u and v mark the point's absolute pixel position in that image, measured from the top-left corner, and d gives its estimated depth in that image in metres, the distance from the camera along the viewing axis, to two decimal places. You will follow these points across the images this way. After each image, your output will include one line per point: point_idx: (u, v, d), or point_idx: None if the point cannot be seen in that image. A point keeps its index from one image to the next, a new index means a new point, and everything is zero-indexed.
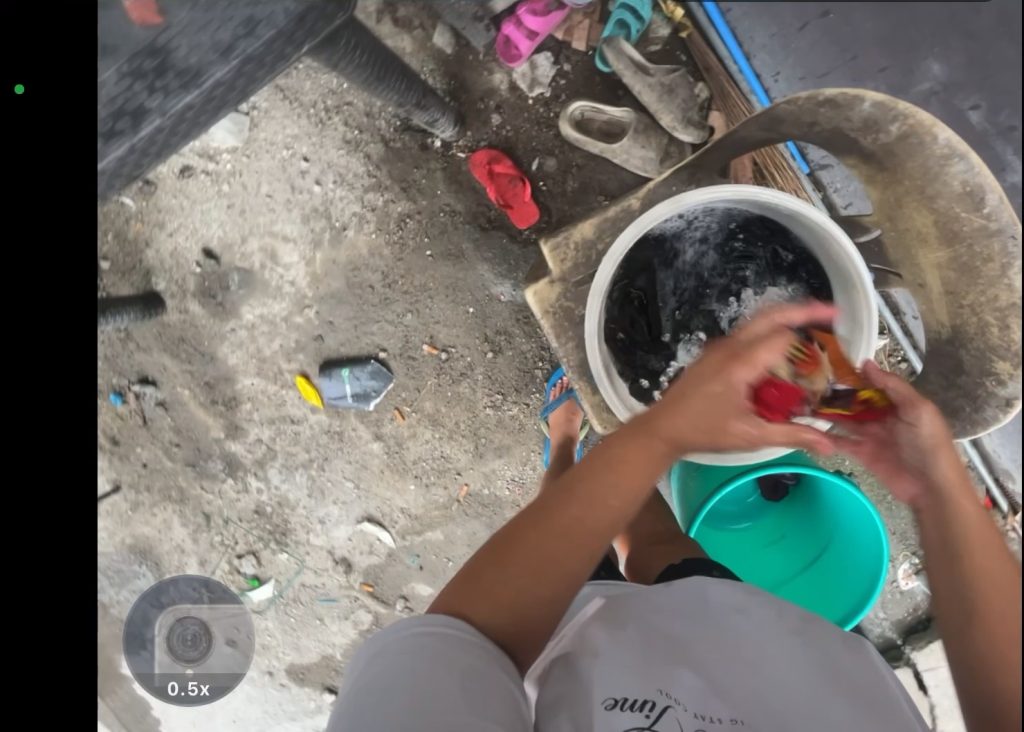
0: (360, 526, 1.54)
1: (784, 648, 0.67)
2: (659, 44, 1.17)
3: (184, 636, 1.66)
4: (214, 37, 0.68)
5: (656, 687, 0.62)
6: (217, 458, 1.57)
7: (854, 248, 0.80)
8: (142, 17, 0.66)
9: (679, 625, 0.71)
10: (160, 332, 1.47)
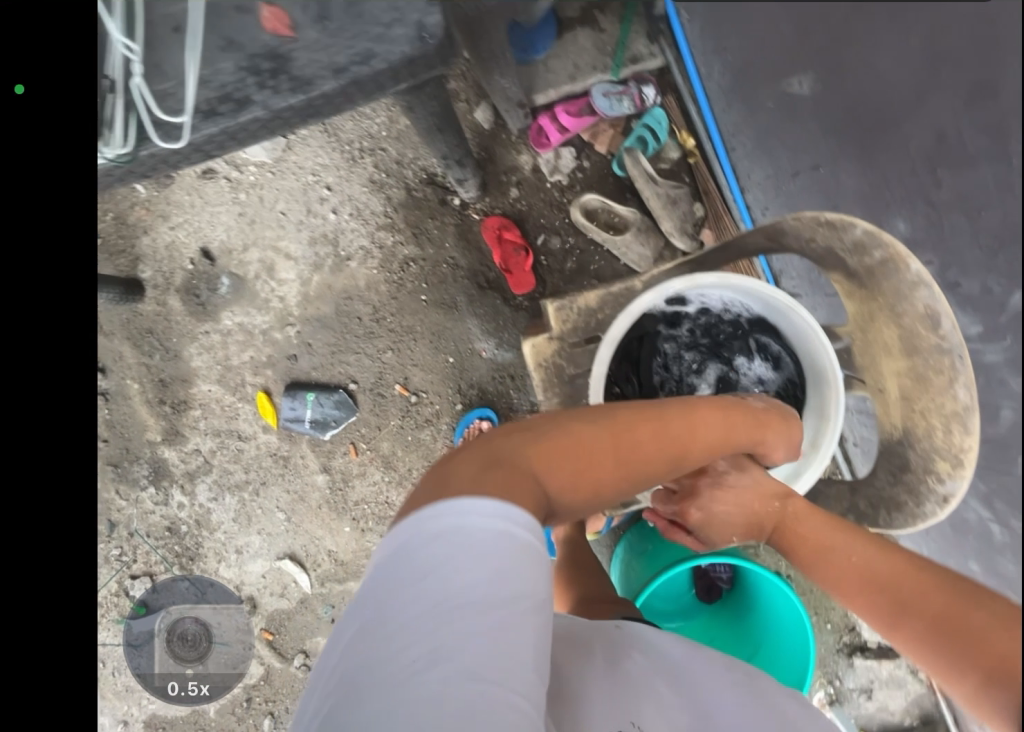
0: (279, 563, 1.41)
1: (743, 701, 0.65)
2: (669, 163, 1.37)
3: (184, 638, 1.44)
4: (331, 55, 0.70)
5: (631, 720, 0.58)
6: (144, 462, 1.46)
7: (831, 350, 0.89)
8: (274, 28, 0.70)
9: (640, 667, 0.66)
10: (128, 320, 1.43)
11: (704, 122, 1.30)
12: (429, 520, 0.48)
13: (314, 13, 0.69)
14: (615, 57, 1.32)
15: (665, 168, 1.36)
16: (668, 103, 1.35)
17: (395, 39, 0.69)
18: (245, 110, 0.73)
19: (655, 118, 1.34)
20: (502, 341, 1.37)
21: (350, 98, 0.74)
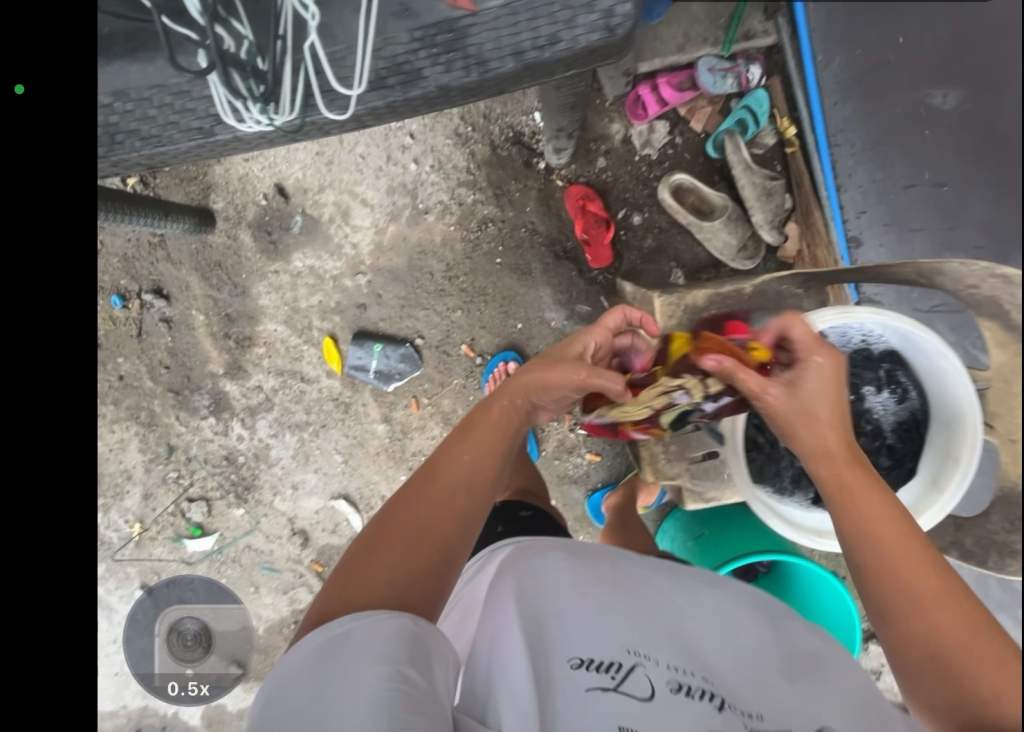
0: (334, 503, 1.47)
1: (752, 628, 0.69)
2: (763, 149, 1.34)
3: (185, 636, 1.55)
4: (518, 39, 0.68)
5: (627, 648, 0.62)
6: (205, 392, 1.48)
7: (973, 397, 0.86)
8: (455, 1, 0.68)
9: (638, 599, 0.70)
10: (198, 251, 1.43)
11: (809, 110, 1.24)
12: (287, 661, 0.55)
13: None
14: (728, 30, 1.26)
15: (757, 154, 1.33)
16: (772, 85, 1.30)
17: (580, 28, 0.68)
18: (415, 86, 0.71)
19: (757, 99, 1.29)
20: (573, 313, 1.37)
21: (518, 83, 0.73)
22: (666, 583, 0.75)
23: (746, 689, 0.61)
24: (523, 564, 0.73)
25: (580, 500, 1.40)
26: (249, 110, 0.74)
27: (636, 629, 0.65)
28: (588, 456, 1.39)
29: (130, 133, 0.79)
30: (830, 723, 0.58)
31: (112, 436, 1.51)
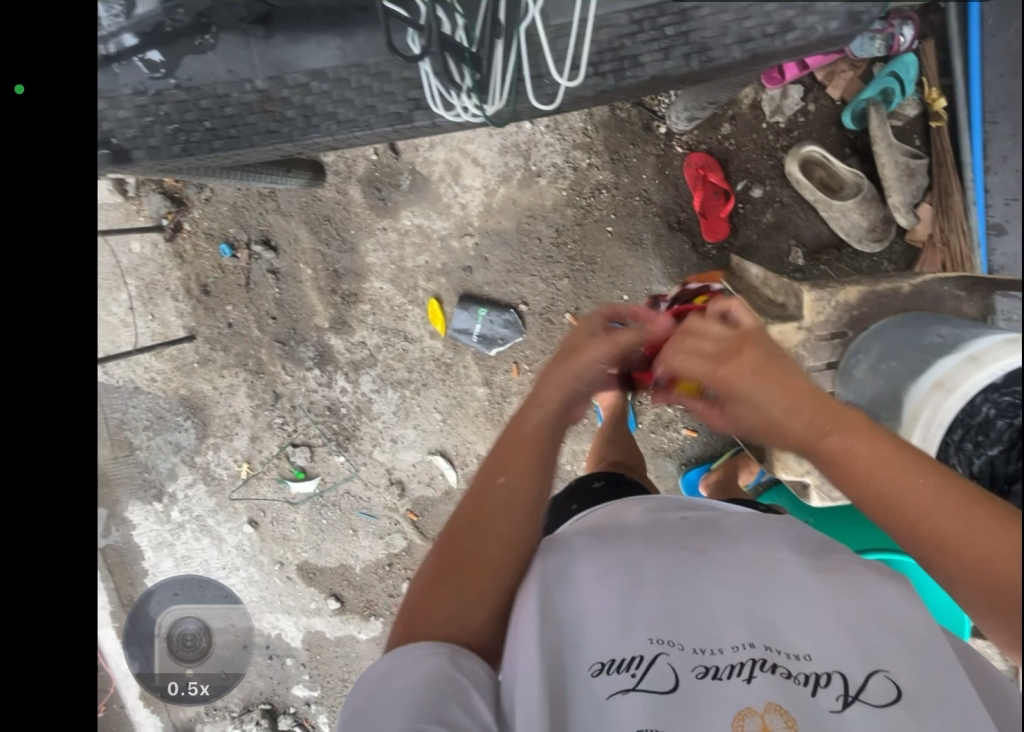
0: (431, 457, 1.54)
1: (808, 579, 0.64)
2: (904, 120, 1.24)
3: (184, 637, 1.75)
4: (743, 26, 0.76)
5: (649, 637, 0.61)
6: (310, 344, 1.51)
7: None
8: None
9: (662, 567, 0.68)
10: (308, 204, 1.42)
11: (966, 82, 1.12)
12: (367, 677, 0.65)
13: None
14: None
15: (896, 126, 1.24)
16: (924, 48, 1.19)
17: (814, 15, 0.75)
18: (629, 71, 0.80)
19: (905, 65, 1.17)
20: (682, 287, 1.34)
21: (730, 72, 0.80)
22: (691, 539, 0.73)
23: (788, 627, 0.60)
24: (549, 562, 0.72)
25: (672, 473, 1.42)
26: (463, 100, 0.81)
27: (651, 609, 0.63)
28: (683, 431, 1.40)
29: (327, 116, 0.85)
30: (891, 667, 0.55)
31: (219, 381, 1.57)
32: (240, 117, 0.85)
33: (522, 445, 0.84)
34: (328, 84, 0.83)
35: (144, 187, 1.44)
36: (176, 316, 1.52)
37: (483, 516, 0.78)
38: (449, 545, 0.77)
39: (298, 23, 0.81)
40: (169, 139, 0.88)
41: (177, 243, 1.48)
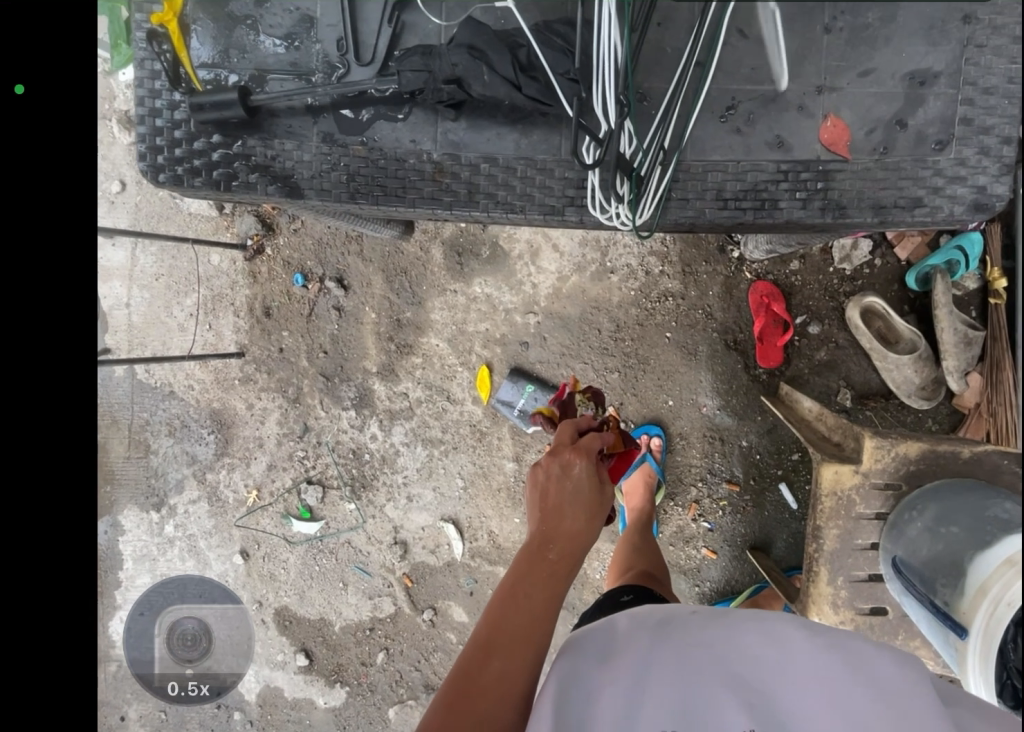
0: (442, 523, 1.51)
1: (812, 667, 0.63)
2: (962, 290, 1.28)
3: (185, 637, 1.64)
4: (880, 196, 0.78)
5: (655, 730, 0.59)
6: (353, 384, 1.53)
7: None
8: (830, 140, 0.78)
9: (673, 658, 0.66)
10: (389, 254, 1.49)
11: None
12: None
13: (878, 142, 0.78)
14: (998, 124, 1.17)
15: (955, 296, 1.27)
16: (992, 229, 1.22)
17: (946, 196, 0.77)
18: (767, 212, 0.79)
19: (972, 242, 1.21)
20: (727, 404, 1.36)
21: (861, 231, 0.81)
22: (687, 629, 0.71)
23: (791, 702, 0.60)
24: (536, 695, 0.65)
25: (684, 592, 1.39)
26: (617, 207, 0.77)
27: (659, 702, 0.61)
28: (703, 550, 1.38)
29: (488, 195, 0.80)
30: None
31: (254, 403, 1.57)
32: (411, 181, 0.80)
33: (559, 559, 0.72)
34: (497, 168, 0.80)
35: (241, 208, 1.51)
36: (231, 332, 1.55)
37: (511, 611, 0.67)
38: (476, 662, 0.63)
39: (484, 111, 0.79)
40: (345, 184, 0.80)
41: (254, 264, 1.53)
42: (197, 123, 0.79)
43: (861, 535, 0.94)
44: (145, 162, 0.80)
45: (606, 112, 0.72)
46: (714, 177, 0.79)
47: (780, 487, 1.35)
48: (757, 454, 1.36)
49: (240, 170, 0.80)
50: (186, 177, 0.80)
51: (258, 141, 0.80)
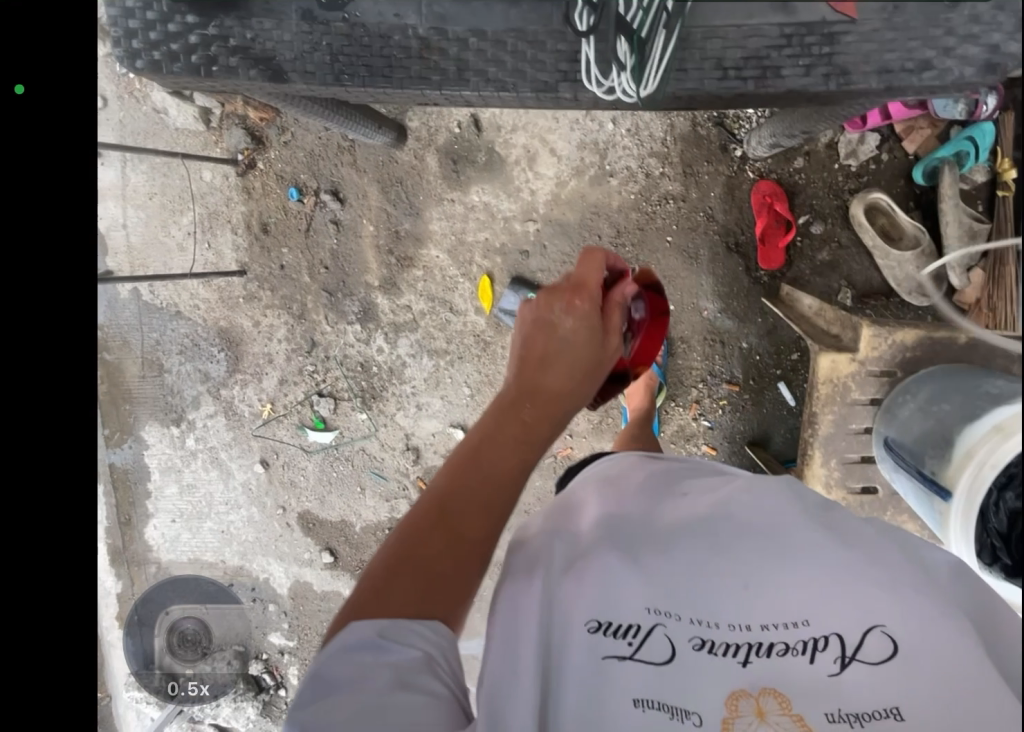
0: (451, 429, 1.57)
1: (820, 556, 0.61)
2: (970, 185, 1.24)
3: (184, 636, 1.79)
4: (885, 57, 0.73)
5: (648, 606, 0.60)
6: (356, 299, 1.54)
7: None
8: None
9: (672, 536, 0.67)
10: (383, 163, 1.45)
11: None
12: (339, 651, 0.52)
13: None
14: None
15: (963, 190, 1.24)
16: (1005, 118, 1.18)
17: (956, 57, 0.71)
18: (769, 82, 0.75)
19: (983, 131, 1.16)
20: (728, 307, 1.36)
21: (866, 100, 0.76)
22: (675, 511, 0.71)
23: (805, 592, 0.59)
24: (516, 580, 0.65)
25: None
26: (619, 76, 0.75)
27: (646, 579, 0.62)
28: (703, 448, 1.43)
29: (479, 72, 0.77)
30: (885, 623, 0.55)
31: (261, 321, 1.59)
32: (398, 59, 0.77)
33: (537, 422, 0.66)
34: (486, 43, 0.76)
35: (227, 119, 1.45)
36: (231, 250, 1.54)
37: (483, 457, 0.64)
38: (439, 507, 0.62)
39: None
40: (329, 65, 0.77)
41: (247, 179, 1.49)
42: (172, 2, 0.75)
43: (854, 420, 0.98)
44: (121, 48, 0.77)
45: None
46: (713, 47, 0.74)
47: (778, 385, 1.38)
48: (757, 355, 1.38)
49: (219, 51, 0.77)
50: (164, 62, 0.77)
51: (235, 20, 0.76)
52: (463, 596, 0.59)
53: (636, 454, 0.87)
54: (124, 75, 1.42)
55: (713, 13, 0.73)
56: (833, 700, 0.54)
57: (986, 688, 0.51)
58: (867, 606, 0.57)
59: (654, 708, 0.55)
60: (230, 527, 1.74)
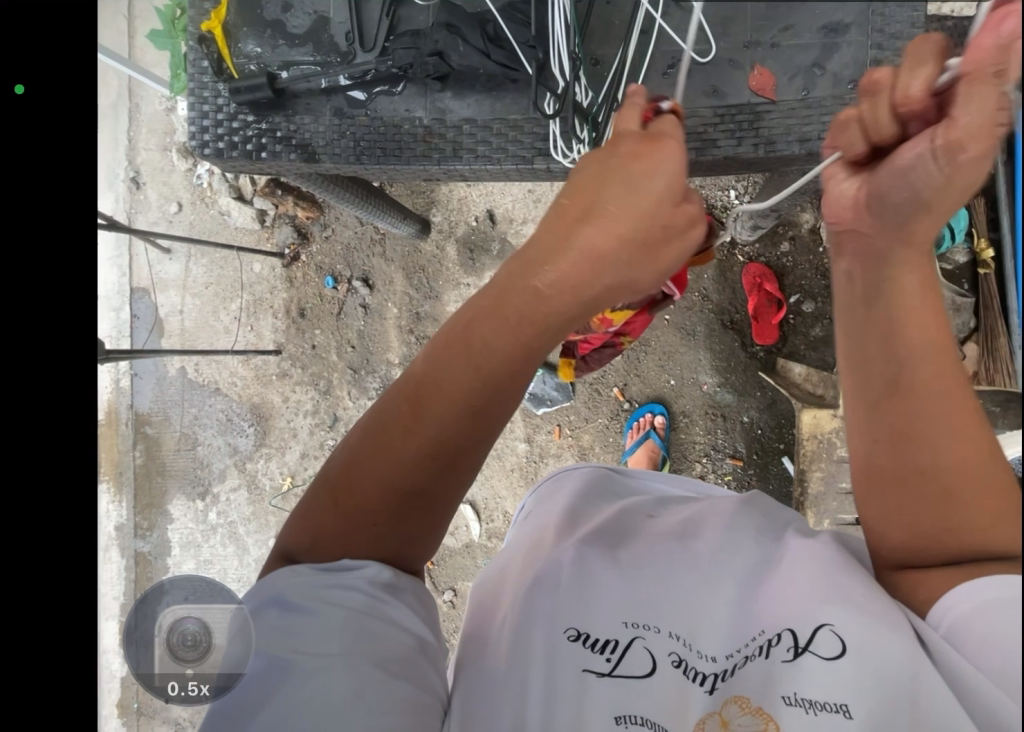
0: (459, 505, 1.56)
1: (781, 566, 0.63)
2: (953, 265, 1.29)
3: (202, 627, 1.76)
4: (805, 130, 0.85)
5: (624, 621, 0.62)
6: (377, 375, 1.66)
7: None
8: (758, 84, 0.86)
9: (646, 547, 0.68)
10: (409, 254, 1.63)
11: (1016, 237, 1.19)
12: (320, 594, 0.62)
13: (799, 86, 0.85)
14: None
15: (945, 269, 1.29)
16: (975, 206, 1.25)
17: None
18: (707, 150, 0.88)
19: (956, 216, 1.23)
20: (727, 381, 1.41)
21: (795, 165, 0.88)
22: (647, 526, 0.73)
23: (767, 602, 0.60)
24: (502, 603, 0.69)
25: None
26: (580, 149, 0.89)
27: (624, 594, 0.63)
28: None
29: (471, 150, 0.93)
30: (834, 621, 0.56)
31: (291, 396, 1.71)
32: (406, 144, 0.94)
33: (508, 383, 0.66)
34: (476, 128, 0.93)
35: (279, 219, 1.68)
36: (270, 331, 1.71)
37: (435, 403, 0.65)
38: (382, 449, 0.65)
39: (466, 82, 0.92)
40: (353, 147, 0.95)
41: (290, 270, 1.69)
42: (236, 104, 0.95)
43: (843, 476, 1.06)
44: (194, 139, 0.96)
45: (562, 68, 0.86)
46: None
47: (783, 460, 1.38)
48: (759, 429, 1.40)
49: (270, 142, 0.96)
50: (225, 150, 0.96)
51: (283, 118, 0.95)
52: (411, 545, 0.67)
53: (600, 467, 0.92)
54: (199, 185, 1.69)
55: (657, 97, 0.89)
56: (788, 683, 0.56)
57: (934, 680, 0.51)
58: (814, 596, 0.58)
59: (637, 725, 0.57)
60: None
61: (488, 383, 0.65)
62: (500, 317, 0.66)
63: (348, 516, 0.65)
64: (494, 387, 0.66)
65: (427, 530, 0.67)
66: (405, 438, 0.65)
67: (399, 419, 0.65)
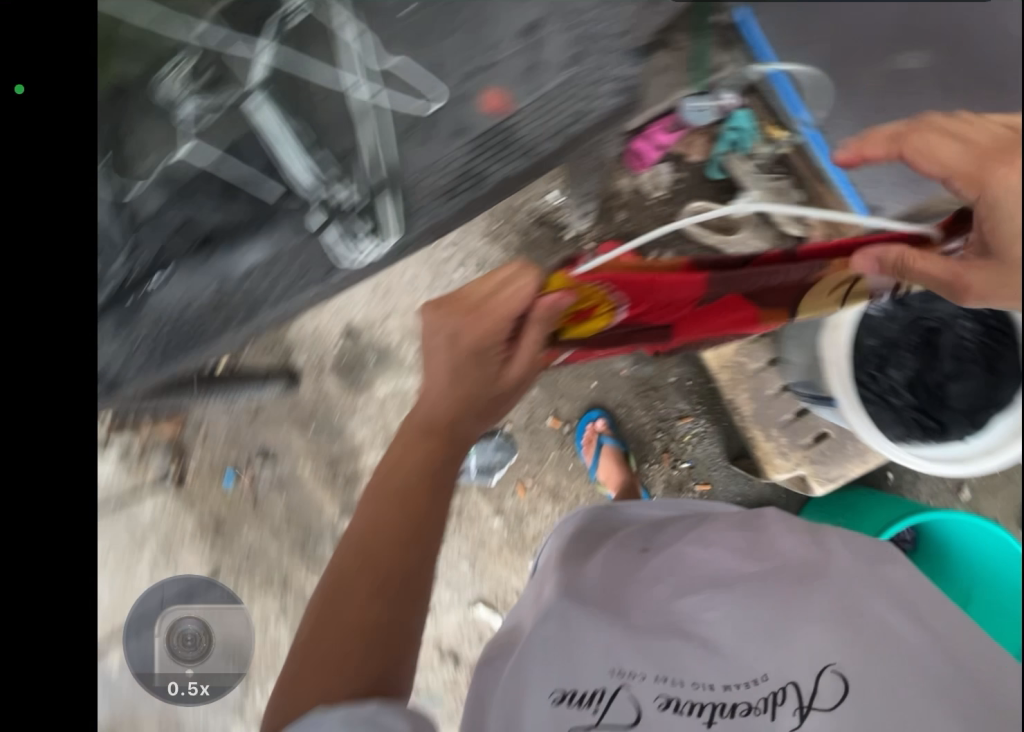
0: (475, 612, 1.44)
1: (783, 588, 0.76)
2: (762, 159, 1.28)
3: (182, 637, 1.43)
4: None
5: (608, 671, 0.73)
6: (327, 536, 1.55)
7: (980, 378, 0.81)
8: (493, 113, 1.21)
9: (663, 606, 0.78)
10: (292, 408, 1.53)
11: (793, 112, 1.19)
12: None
13: (516, 93, 1.18)
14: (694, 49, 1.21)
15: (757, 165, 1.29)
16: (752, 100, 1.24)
17: None
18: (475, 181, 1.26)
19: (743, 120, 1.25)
20: (640, 357, 1.41)
21: None
22: (639, 574, 0.84)
23: (788, 640, 0.73)
24: (491, 664, 0.79)
25: None
26: (365, 242, 1.25)
27: (622, 657, 0.73)
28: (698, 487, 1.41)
29: (272, 294, 1.24)
30: (834, 663, 0.70)
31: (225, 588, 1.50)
32: (206, 327, 1.24)
33: (425, 490, 0.82)
34: (275, 267, 1.22)
35: (146, 449, 1.50)
36: (197, 562, 1.52)
37: (370, 548, 0.78)
38: (332, 606, 0.76)
39: (233, 234, 1.18)
40: (150, 355, 1.23)
41: (184, 493, 1.53)
42: None
43: None
44: None
45: (306, 173, 1.17)
46: (428, 180, 1.23)
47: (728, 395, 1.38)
48: (689, 380, 1.41)
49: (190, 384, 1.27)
50: None
51: None
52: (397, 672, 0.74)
53: (596, 507, 1.01)
54: None
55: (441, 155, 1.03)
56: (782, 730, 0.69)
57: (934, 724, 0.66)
58: (814, 623, 0.73)
59: None
60: (208, 614, 1.50)
61: (410, 504, 0.81)
62: (408, 451, 0.84)
63: (313, 667, 0.72)
64: (417, 498, 0.81)
65: (402, 645, 0.75)
66: (339, 595, 0.76)
67: (335, 588, 0.77)
